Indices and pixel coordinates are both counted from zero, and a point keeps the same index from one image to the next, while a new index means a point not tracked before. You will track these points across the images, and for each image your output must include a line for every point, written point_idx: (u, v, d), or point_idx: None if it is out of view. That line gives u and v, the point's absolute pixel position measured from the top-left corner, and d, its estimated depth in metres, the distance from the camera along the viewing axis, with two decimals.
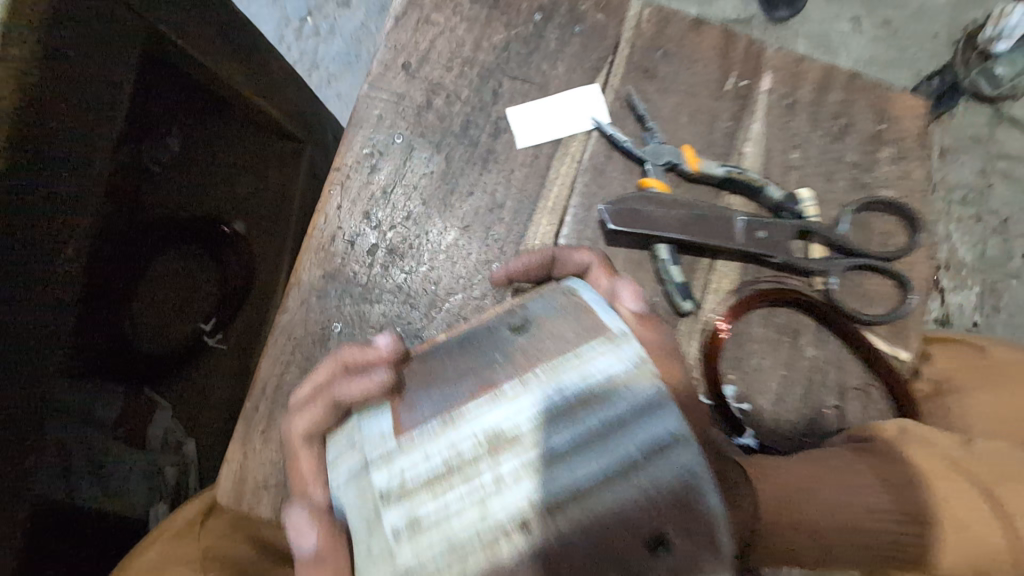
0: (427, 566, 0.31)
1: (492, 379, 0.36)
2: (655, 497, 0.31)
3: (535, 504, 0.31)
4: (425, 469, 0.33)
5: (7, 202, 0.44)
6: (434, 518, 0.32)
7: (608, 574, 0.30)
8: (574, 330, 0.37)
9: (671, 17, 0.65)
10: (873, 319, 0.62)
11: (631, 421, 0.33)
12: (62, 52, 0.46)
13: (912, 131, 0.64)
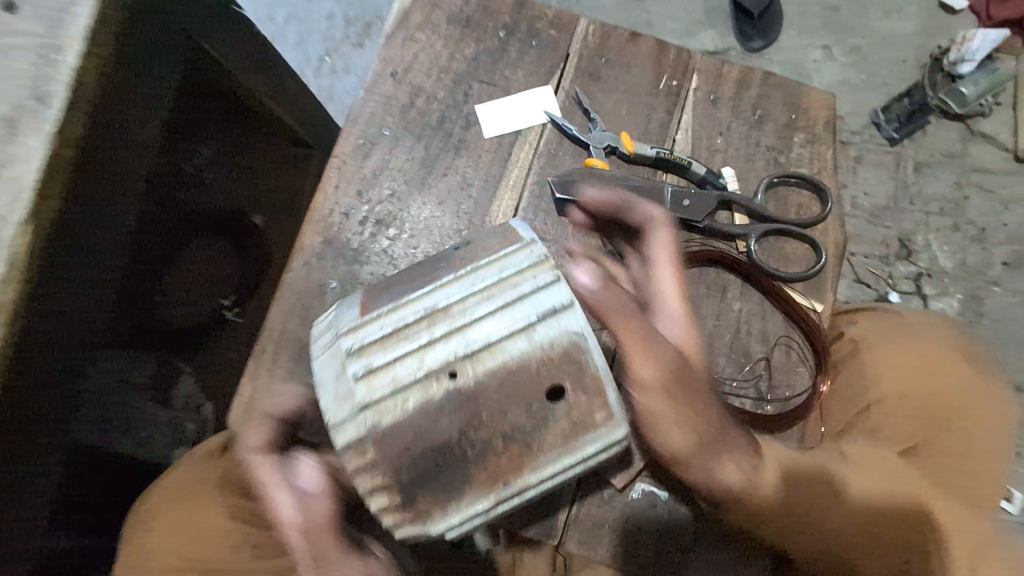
0: (378, 400, 0.41)
1: (435, 274, 0.46)
2: (552, 351, 0.41)
3: (460, 354, 0.41)
4: (379, 334, 0.43)
5: (78, 166, 0.57)
6: (384, 367, 0.42)
7: (514, 406, 0.41)
8: (501, 242, 0.48)
9: (612, 32, 0.78)
10: (789, 277, 0.72)
11: (536, 298, 0.43)
12: (124, 56, 0.59)
13: (820, 120, 0.76)
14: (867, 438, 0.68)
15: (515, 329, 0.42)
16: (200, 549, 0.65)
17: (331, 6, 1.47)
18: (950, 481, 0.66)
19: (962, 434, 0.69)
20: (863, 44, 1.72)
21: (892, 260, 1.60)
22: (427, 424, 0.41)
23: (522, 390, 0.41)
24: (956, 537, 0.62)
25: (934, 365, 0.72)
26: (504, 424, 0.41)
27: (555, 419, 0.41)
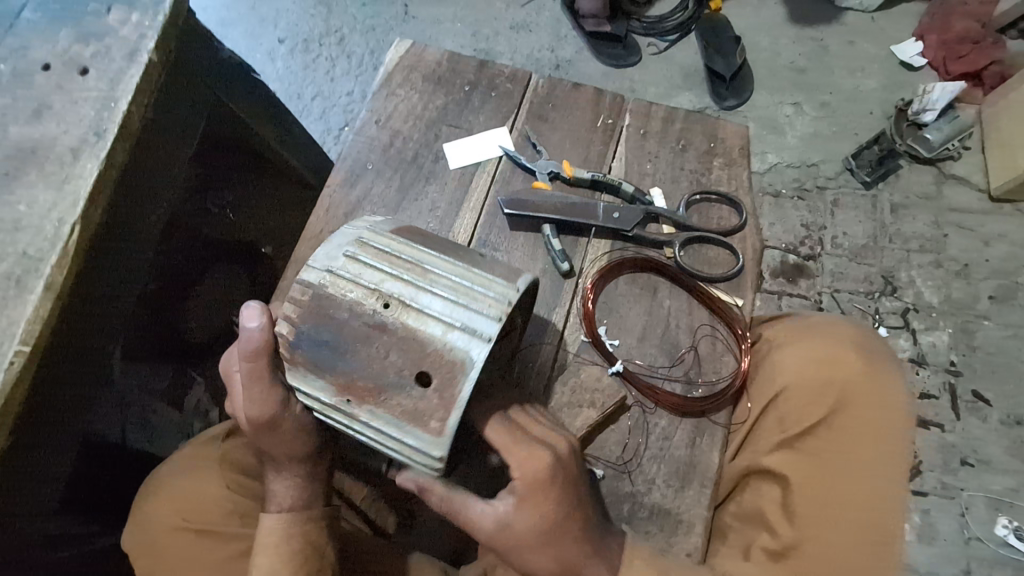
0: (336, 277, 0.61)
1: (442, 256, 0.64)
2: (448, 350, 0.57)
3: (394, 303, 0.59)
4: (376, 255, 0.63)
5: (115, 190, 0.70)
6: (356, 269, 0.62)
7: (398, 356, 0.58)
8: (490, 271, 0.64)
9: (558, 84, 0.95)
10: (711, 277, 0.82)
11: (473, 314, 0.59)
12: (157, 105, 0.74)
13: (735, 147, 0.89)
14: (773, 427, 0.78)
15: (442, 320, 0.58)
16: (198, 518, 0.74)
17: (353, 84, 1.73)
18: (835, 470, 0.76)
19: (852, 411, 0.78)
20: (832, 100, 1.77)
21: (877, 296, 1.56)
22: (350, 316, 0.60)
23: (411, 353, 0.58)
24: (838, 505, 0.75)
25: (837, 355, 0.80)
26: (382, 372, 0.58)
27: (411, 395, 0.57)
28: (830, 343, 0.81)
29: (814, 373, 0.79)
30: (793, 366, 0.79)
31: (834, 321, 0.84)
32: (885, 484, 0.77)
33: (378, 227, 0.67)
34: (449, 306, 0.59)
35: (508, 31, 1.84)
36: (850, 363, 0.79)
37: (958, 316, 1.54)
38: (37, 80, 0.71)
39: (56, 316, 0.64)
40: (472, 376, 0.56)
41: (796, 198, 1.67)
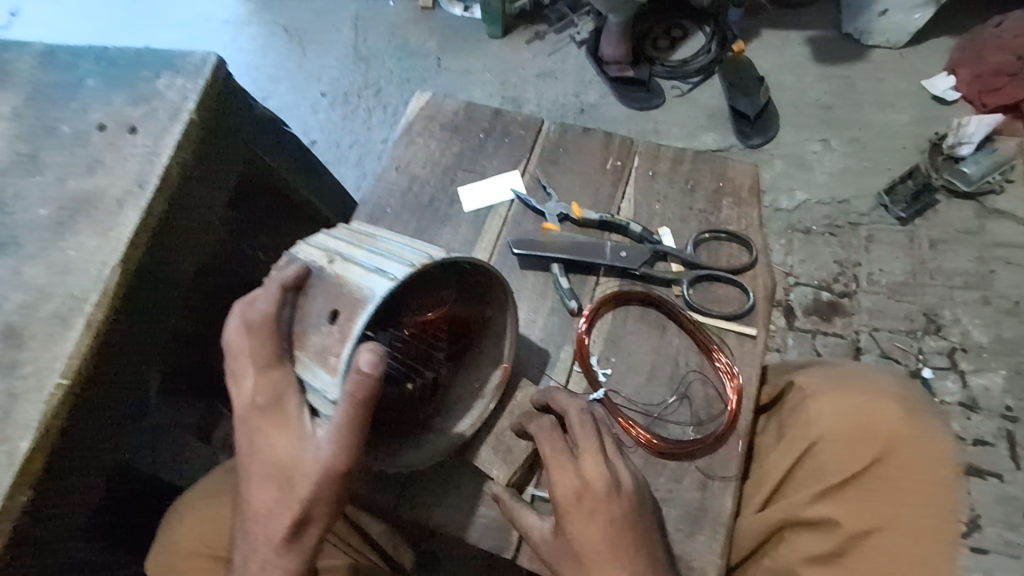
0: (307, 246, 0.69)
1: (402, 238, 0.69)
2: (359, 288, 0.58)
3: (335, 258, 0.64)
4: (347, 234, 0.70)
5: (153, 240, 0.76)
6: (325, 240, 0.69)
7: (325, 300, 0.61)
8: (437, 246, 0.65)
9: (569, 129, 0.99)
10: (721, 314, 0.82)
11: (394, 262, 0.60)
12: (194, 160, 0.81)
13: (746, 186, 0.90)
14: (812, 475, 0.77)
15: (366, 268, 0.60)
16: (216, 548, 0.77)
17: (387, 133, 1.84)
18: (885, 526, 0.72)
19: (900, 463, 0.75)
20: (861, 135, 1.75)
21: (921, 335, 1.49)
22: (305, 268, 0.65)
23: (332, 295, 0.60)
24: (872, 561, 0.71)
25: (876, 405, 0.78)
26: (311, 316, 0.62)
27: (322, 331, 0.59)
28: (870, 392, 0.79)
29: (851, 421, 0.77)
30: (832, 413, 0.78)
31: (877, 376, 0.83)
32: (930, 551, 0.71)
33: (366, 224, 0.75)
34: (377, 260, 0.61)
35: (535, 79, 1.92)
36: (890, 413, 0.77)
37: (1013, 356, 1.45)
38: (93, 138, 0.79)
39: (94, 351, 0.69)
40: (369, 308, 0.56)
41: (826, 235, 1.64)
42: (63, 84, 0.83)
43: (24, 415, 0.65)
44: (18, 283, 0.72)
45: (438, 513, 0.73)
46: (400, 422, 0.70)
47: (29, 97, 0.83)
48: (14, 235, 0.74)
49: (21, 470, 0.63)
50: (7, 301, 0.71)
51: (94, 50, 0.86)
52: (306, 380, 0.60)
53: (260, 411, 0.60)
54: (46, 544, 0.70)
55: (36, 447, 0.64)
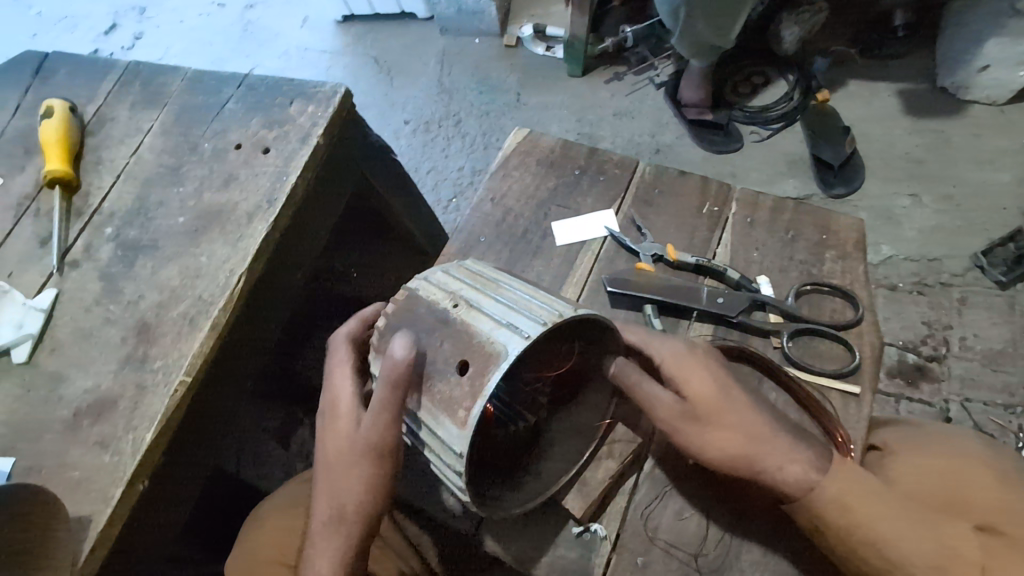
0: (426, 284, 0.71)
1: (525, 285, 0.70)
2: (490, 344, 0.60)
3: (461, 306, 0.66)
4: (466, 276, 0.72)
5: (274, 254, 0.82)
6: (445, 280, 0.71)
7: (451, 350, 0.63)
8: (563, 302, 0.66)
9: (665, 172, 0.99)
10: (825, 372, 0.78)
11: (523, 319, 0.61)
12: (316, 181, 0.87)
13: (850, 241, 0.88)
14: None
15: (495, 322, 0.62)
16: (292, 552, 0.75)
17: (464, 161, 1.91)
18: None
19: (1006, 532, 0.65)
20: (956, 192, 1.67)
21: (1021, 411, 1.38)
22: (426, 309, 0.68)
23: (461, 346, 0.62)
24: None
25: (961, 468, 0.72)
26: (435, 360, 0.63)
27: (450, 381, 0.61)
28: (953, 456, 0.74)
29: (933, 481, 0.72)
30: (913, 474, 0.73)
31: (963, 441, 0.76)
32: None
33: (478, 264, 0.77)
34: (506, 312, 0.63)
35: (612, 117, 1.95)
36: (979, 479, 0.71)
37: None
38: (230, 156, 0.87)
39: (214, 353, 0.74)
40: (503, 367, 0.57)
41: (915, 293, 1.55)
42: (206, 106, 0.92)
43: (151, 408, 0.70)
44: (154, 284, 0.78)
45: (516, 547, 0.73)
46: (508, 464, 0.71)
47: (176, 117, 0.92)
48: (153, 240, 0.82)
49: (143, 459, 0.67)
50: (143, 299, 0.77)
51: (236, 77, 0.95)
52: (429, 425, 0.62)
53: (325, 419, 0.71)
54: (163, 535, 0.73)
55: (157, 439, 0.68)
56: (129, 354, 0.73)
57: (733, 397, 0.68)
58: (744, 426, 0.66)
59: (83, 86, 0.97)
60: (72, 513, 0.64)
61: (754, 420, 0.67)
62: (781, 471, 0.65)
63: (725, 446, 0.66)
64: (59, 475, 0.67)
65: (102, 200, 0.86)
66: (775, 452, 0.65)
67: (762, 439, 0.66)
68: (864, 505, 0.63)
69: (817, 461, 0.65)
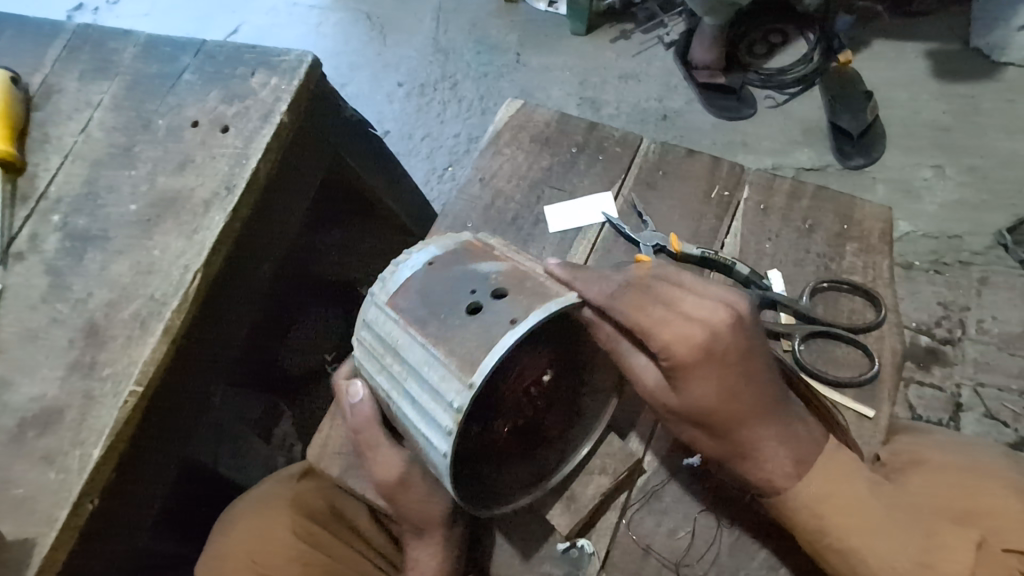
0: (361, 362, 0.68)
1: (426, 333, 0.60)
2: (427, 454, 0.59)
3: (392, 399, 0.64)
4: (376, 342, 0.65)
5: (237, 248, 0.75)
6: (367, 357, 0.67)
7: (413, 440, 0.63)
8: (466, 356, 0.56)
9: (671, 150, 0.90)
10: (839, 380, 0.71)
11: (432, 428, 0.57)
12: (283, 164, 0.79)
13: (872, 232, 0.79)
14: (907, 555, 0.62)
15: (419, 424, 0.59)
16: (266, 560, 0.72)
17: (459, 128, 1.80)
18: None
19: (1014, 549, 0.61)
20: (982, 164, 1.56)
21: None
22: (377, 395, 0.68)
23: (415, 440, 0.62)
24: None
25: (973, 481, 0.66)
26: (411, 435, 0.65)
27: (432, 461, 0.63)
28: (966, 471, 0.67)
29: (944, 500, 0.65)
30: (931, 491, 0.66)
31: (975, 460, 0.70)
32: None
33: (384, 289, 0.66)
34: (419, 411, 0.59)
35: (617, 80, 1.82)
36: (990, 490, 0.65)
37: None
38: (187, 135, 0.78)
39: (168, 359, 0.68)
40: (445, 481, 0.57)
41: (932, 272, 1.47)
42: (161, 77, 0.83)
43: (99, 420, 0.64)
44: (104, 280, 0.71)
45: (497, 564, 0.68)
46: (535, 442, 0.69)
47: (128, 88, 0.83)
48: (104, 229, 0.74)
49: (91, 478, 0.62)
50: (93, 296, 0.70)
51: (194, 43, 0.85)
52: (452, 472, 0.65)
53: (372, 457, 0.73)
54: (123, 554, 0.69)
55: (107, 454, 0.63)
56: (76, 359, 0.67)
57: (741, 401, 0.59)
58: (735, 431, 0.59)
59: (28, 52, 0.87)
60: (13, 535, 0.59)
61: (751, 425, 0.59)
62: (755, 473, 0.60)
63: (701, 441, 0.62)
64: (2, 493, 0.61)
65: (49, 183, 0.78)
66: (761, 459, 0.60)
67: (748, 446, 0.60)
68: (840, 512, 0.58)
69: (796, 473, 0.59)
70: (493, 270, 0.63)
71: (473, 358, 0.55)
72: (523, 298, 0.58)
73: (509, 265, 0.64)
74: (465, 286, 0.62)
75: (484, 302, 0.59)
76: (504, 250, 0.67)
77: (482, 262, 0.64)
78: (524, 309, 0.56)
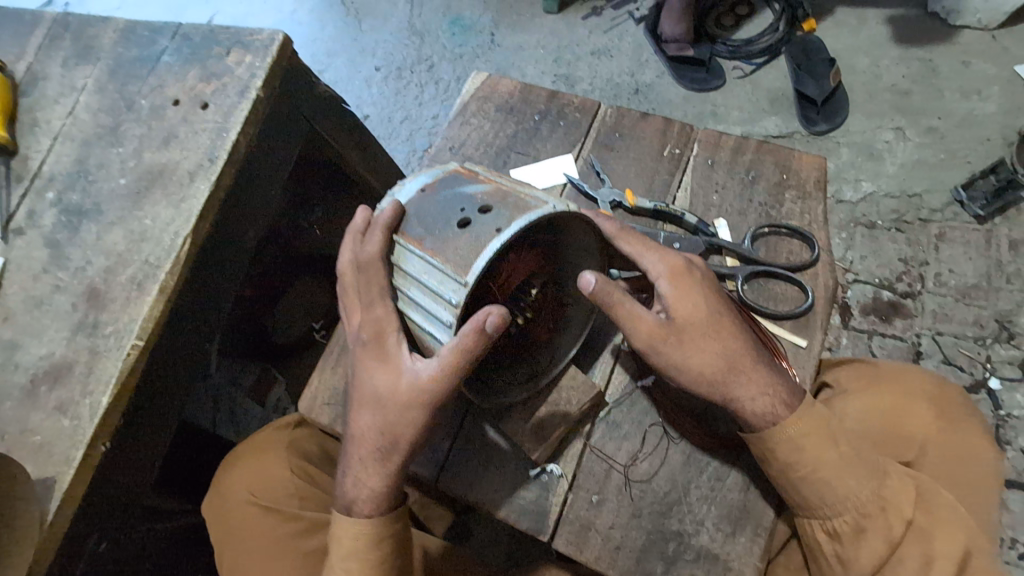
0: None
1: (431, 245, 0.65)
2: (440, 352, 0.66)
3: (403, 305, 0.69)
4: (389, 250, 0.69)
5: (223, 220, 0.81)
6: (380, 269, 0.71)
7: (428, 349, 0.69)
8: (465, 264, 0.61)
9: (627, 114, 0.96)
10: (776, 314, 0.79)
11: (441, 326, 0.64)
12: (265, 139, 0.85)
13: (810, 181, 0.86)
14: None
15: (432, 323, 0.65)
16: (265, 494, 0.79)
17: (438, 109, 1.84)
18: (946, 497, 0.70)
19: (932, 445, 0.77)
20: (940, 125, 1.62)
21: (989, 343, 1.40)
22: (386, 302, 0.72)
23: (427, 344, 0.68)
24: (889, 546, 0.65)
25: (906, 408, 0.79)
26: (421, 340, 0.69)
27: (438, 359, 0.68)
28: (903, 401, 0.79)
29: (881, 421, 0.78)
30: (863, 410, 0.79)
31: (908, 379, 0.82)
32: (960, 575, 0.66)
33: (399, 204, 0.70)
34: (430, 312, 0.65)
35: (589, 56, 1.87)
36: (916, 403, 0.79)
37: None
38: (169, 113, 0.84)
39: (165, 316, 0.74)
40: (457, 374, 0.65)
41: (894, 230, 1.53)
42: (141, 60, 0.88)
43: (105, 372, 0.70)
44: (101, 249, 0.77)
45: (477, 492, 0.74)
46: (521, 350, 0.76)
47: (110, 71, 0.88)
48: (97, 203, 0.80)
49: (102, 422, 0.68)
50: (90, 265, 0.76)
51: (170, 26, 0.89)
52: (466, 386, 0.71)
53: (365, 345, 0.67)
54: (133, 496, 0.75)
55: (114, 402, 0.69)
56: (81, 320, 0.73)
57: (721, 321, 0.68)
58: (725, 350, 0.67)
59: (11, 42, 0.91)
60: (35, 475, 0.66)
61: (738, 348, 0.67)
62: (753, 400, 0.66)
63: (702, 368, 0.66)
64: (21, 440, 0.68)
65: (42, 164, 0.83)
66: (750, 379, 0.67)
67: (737, 366, 0.67)
68: (813, 441, 0.66)
69: (788, 398, 0.67)
70: (487, 190, 0.68)
71: (466, 264, 0.61)
72: (509, 212, 0.63)
73: (502, 187, 0.68)
74: (456, 207, 0.67)
75: (472, 217, 0.64)
76: (491, 177, 0.72)
77: (479, 184, 0.69)
78: (508, 219, 0.62)
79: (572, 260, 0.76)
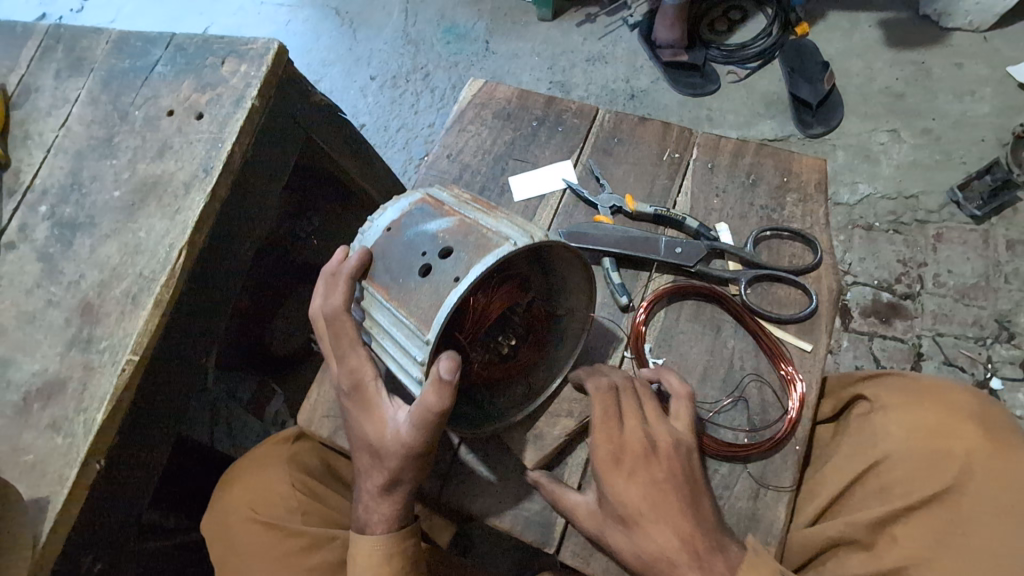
0: None
1: (395, 296, 0.65)
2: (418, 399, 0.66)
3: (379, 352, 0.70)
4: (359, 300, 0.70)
5: (219, 231, 0.80)
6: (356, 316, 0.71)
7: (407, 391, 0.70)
8: (428, 317, 0.60)
9: (625, 118, 0.96)
10: (779, 318, 0.78)
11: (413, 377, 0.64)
12: (261, 148, 0.84)
13: (810, 183, 0.86)
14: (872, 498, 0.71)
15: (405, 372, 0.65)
16: (266, 510, 0.78)
17: (434, 118, 1.83)
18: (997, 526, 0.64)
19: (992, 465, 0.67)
20: (935, 126, 1.63)
21: (989, 343, 1.40)
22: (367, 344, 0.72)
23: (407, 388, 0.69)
24: None
25: (951, 426, 0.71)
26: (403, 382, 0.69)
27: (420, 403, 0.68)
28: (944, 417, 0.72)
29: (921, 441, 0.71)
30: (895, 429, 0.73)
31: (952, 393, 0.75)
32: None
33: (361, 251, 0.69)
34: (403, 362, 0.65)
35: (584, 63, 1.87)
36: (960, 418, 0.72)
37: None
38: (163, 123, 0.83)
39: (162, 328, 0.73)
40: None
41: (891, 231, 1.53)
42: (134, 71, 0.87)
43: (99, 388, 0.69)
44: (94, 262, 0.76)
45: (480, 504, 0.73)
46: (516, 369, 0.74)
47: (103, 82, 0.87)
48: (90, 216, 0.78)
49: (96, 439, 0.66)
50: (84, 278, 0.75)
51: (164, 36, 0.89)
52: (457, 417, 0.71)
53: (348, 396, 0.67)
54: (129, 514, 0.73)
55: (109, 418, 0.67)
56: (74, 335, 0.72)
57: (661, 504, 0.60)
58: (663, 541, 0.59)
59: (3, 55, 0.90)
60: (28, 496, 0.64)
61: (672, 537, 0.59)
62: None
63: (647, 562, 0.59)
64: (13, 459, 0.66)
65: (34, 177, 0.81)
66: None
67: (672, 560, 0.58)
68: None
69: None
70: (447, 227, 0.66)
71: (428, 317, 0.60)
72: (467, 253, 0.62)
73: (461, 220, 0.66)
74: (418, 250, 0.66)
75: (434, 262, 0.64)
76: (454, 204, 0.69)
77: (439, 219, 0.67)
78: (466, 264, 0.61)
79: (560, 279, 0.74)
